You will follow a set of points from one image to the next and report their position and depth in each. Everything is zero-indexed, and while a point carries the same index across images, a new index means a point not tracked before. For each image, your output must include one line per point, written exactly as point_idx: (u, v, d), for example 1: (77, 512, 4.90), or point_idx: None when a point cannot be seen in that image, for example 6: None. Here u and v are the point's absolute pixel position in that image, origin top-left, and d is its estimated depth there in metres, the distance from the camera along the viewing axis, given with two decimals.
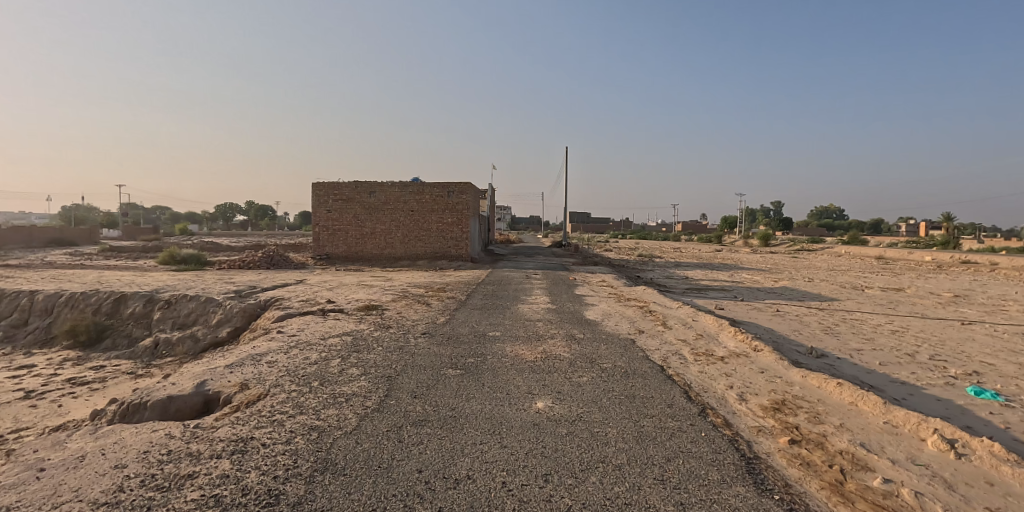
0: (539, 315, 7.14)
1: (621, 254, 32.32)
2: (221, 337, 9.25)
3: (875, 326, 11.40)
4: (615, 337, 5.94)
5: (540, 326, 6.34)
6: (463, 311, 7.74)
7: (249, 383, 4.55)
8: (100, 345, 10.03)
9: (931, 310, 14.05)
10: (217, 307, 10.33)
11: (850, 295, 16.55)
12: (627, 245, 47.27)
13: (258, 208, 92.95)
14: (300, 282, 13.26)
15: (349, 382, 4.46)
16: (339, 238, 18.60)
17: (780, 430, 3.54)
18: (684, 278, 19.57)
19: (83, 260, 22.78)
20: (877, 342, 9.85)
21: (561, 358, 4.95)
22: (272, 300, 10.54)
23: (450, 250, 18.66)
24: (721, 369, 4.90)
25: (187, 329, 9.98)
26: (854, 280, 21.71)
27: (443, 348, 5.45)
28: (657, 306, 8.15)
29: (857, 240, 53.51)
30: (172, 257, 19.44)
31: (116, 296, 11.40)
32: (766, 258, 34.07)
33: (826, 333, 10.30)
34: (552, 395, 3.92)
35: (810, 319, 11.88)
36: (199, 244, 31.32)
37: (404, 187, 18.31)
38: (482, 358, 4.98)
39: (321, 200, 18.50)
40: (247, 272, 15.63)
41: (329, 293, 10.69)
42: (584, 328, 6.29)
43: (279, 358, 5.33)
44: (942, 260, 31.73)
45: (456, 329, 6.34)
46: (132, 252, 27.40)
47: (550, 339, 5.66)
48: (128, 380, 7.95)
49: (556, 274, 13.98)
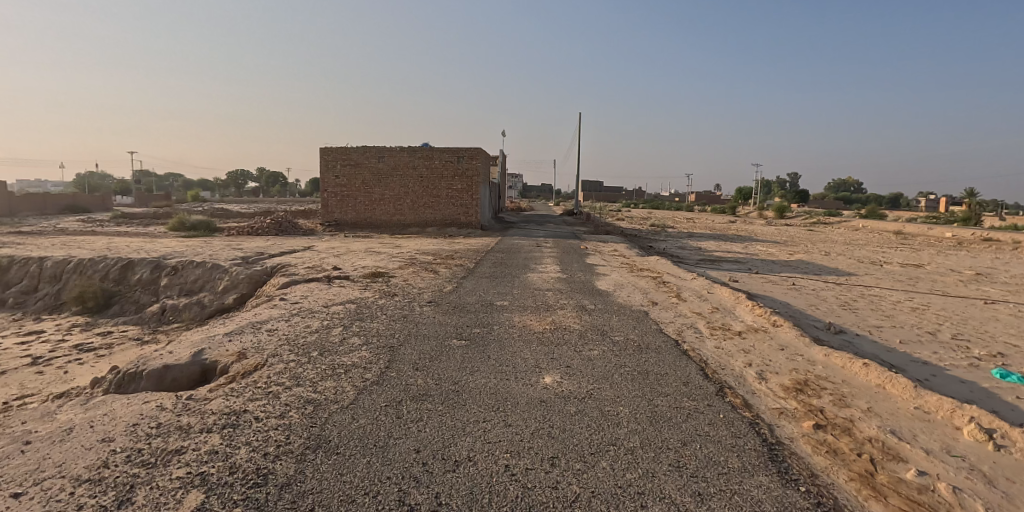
0: (549, 284, 6.91)
1: (633, 224, 31.74)
2: (227, 304, 9.19)
3: (895, 303, 11.07)
4: (627, 308, 5.70)
5: (551, 296, 6.11)
6: (471, 279, 7.51)
7: (246, 353, 4.46)
8: (108, 311, 10.06)
9: (954, 287, 13.64)
10: (224, 273, 10.25)
11: (869, 270, 16.08)
12: (640, 215, 46.57)
13: (269, 174, 92.65)
14: (308, 248, 13.14)
15: (350, 353, 4.33)
16: (348, 204, 18.38)
17: (803, 413, 3.32)
18: (697, 249, 19.14)
19: (93, 227, 22.94)
20: (897, 319, 9.56)
21: (571, 329, 4.73)
22: (279, 267, 10.43)
23: (459, 217, 18.35)
24: (739, 344, 4.66)
25: (194, 295, 9.94)
26: (873, 255, 21.09)
27: (449, 317, 5.27)
28: (671, 278, 7.85)
29: (876, 214, 52.12)
30: (181, 223, 19.44)
31: (124, 263, 11.38)
32: (782, 231, 33.28)
33: (845, 309, 9.98)
34: (560, 370, 3.71)
35: (827, 293, 11.56)
36: (211, 210, 31.35)
37: (413, 152, 17.91)
38: (489, 328, 4.80)
39: (328, 165, 18.17)
40: (255, 239, 15.53)
41: (336, 260, 10.56)
42: (595, 299, 6.06)
43: (280, 326, 5.21)
44: (964, 237, 30.84)
45: (463, 297, 6.15)
46: (144, 218, 27.48)
47: (559, 310, 5.44)
48: (135, 347, 7.97)
49: (566, 243, 13.69)
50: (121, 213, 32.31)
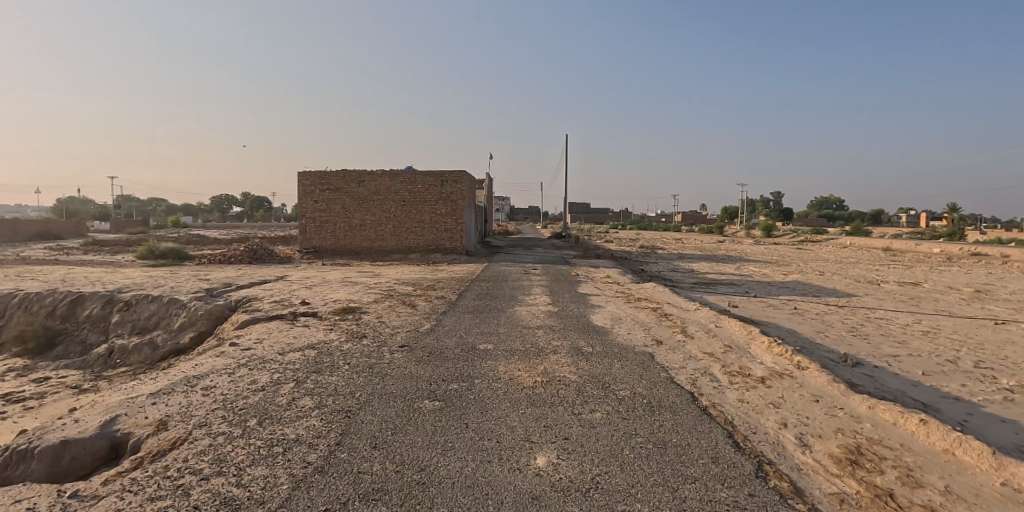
0: (539, 320, 6.15)
1: (622, 246, 31.24)
2: (182, 344, 8.28)
3: (905, 326, 10.51)
4: (629, 350, 4.94)
5: (541, 336, 5.33)
6: (451, 315, 6.72)
7: (168, 422, 3.67)
8: (50, 353, 9.05)
9: (959, 307, 13.16)
10: (181, 308, 9.32)
11: (867, 291, 15.60)
12: (627, 236, 46.31)
13: (253, 199, 91.44)
14: (281, 279, 12.28)
15: (296, 421, 3.52)
16: (327, 230, 17.59)
17: (870, 501, 2.57)
18: (690, 272, 18.59)
19: (58, 256, 21.56)
20: (911, 345, 8.96)
21: (567, 383, 3.95)
22: (243, 300, 9.53)
23: (444, 243, 17.60)
24: (766, 396, 3.92)
25: (147, 334, 9.00)
26: (868, 273, 20.75)
27: (422, 368, 4.46)
28: (672, 309, 7.13)
29: (862, 230, 52.53)
30: (150, 251, 18.39)
31: (73, 297, 10.39)
32: (772, 250, 32.99)
33: (854, 336, 9.37)
34: (556, 445, 2.94)
35: (832, 318, 10.96)
36: (187, 236, 30.12)
37: (395, 176, 17.28)
38: (468, 383, 4.00)
39: (307, 190, 17.46)
40: (226, 268, 14.58)
41: (307, 292, 9.71)
42: (591, 338, 5.30)
43: (220, 384, 4.39)
44: (953, 252, 30.83)
45: (440, 340, 5.34)
46: (114, 245, 26.11)
47: (551, 355, 4.66)
48: (70, 396, 6.99)
49: (556, 269, 13.01)
50: (92, 240, 31.07)
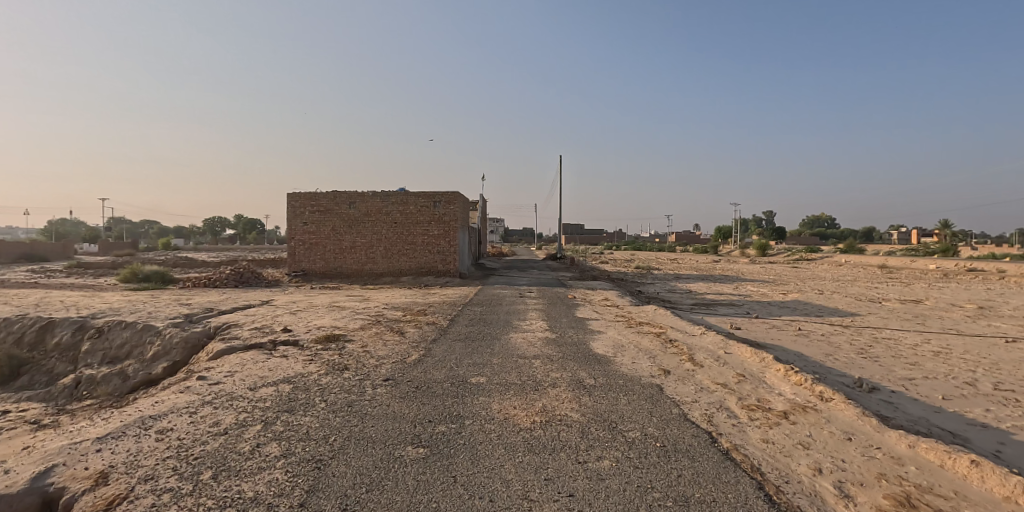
0: (535, 348, 5.70)
1: (617, 267, 30.93)
2: (154, 375, 7.73)
3: (915, 347, 10.12)
4: (635, 382, 4.50)
5: (538, 367, 4.88)
6: (441, 344, 6.26)
7: (110, 475, 3.18)
8: (12, 384, 8.44)
9: (966, 325, 12.81)
10: (156, 336, 8.75)
11: (870, 309, 15.24)
12: (622, 257, 46.06)
13: (245, 222, 90.84)
14: (265, 303, 11.77)
15: (258, 474, 3.03)
16: (316, 253, 17.15)
17: None
18: (688, 293, 18.23)
19: (37, 279, 20.82)
20: (925, 367, 8.56)
21: (569, 423, 3.50)
22: (222, 327, 9.00)
23: (437, 265, 17.16)
24: (793, 435, 3.49)
25: (117, 363, 8.44)
26: (867, 291, 20.45)
27: (408, 406, 4.00)
28: (677, 335, 6.70)
29: (856, 248, 52.62)
30: (133, 274, 17.81)
31: (43, 323, 9.81)
32: (768, 269, 32.78)
33: (865, 359, 8.96)
34: (559, 505, 2.48)
35: (839, 339, 10.57)
36: (174, 259, 29.47)
37: (386, 198, 16.96)
38: (458, 425, 3.53)
39: (296, 212, 17.11)
40: (209, 292, 14.04)
41: (291, 318, 9.22)
42: (593, 369, 4.86)
43: (179, 427, 3.90)
44: (949, 268, 30.72)
45: (428, 373, 4.89)
46: (98, 268, 25.44)
47: (550, 389, 4.21)
48: (25, 433, 6.40)
49: (552, 292, 12.57)
50: (76, 262, 30.30)
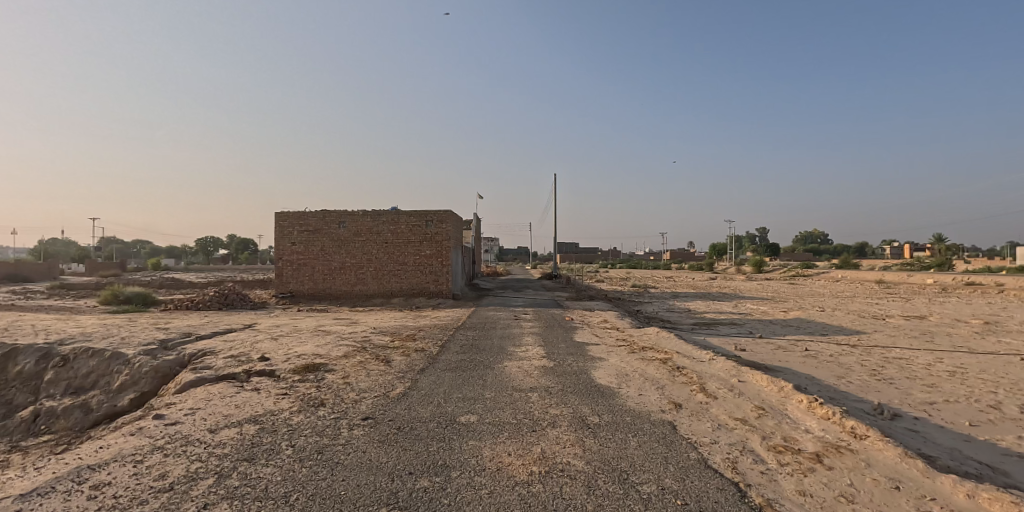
0: (532, 379, 5.20)
1: (614, 286, 30.54)
2: (119, 407, 7.11)
3: (929, 367, 9.67)
4: (644, 419, 4.01)
5: (535, 402, 4.38)
6: (429, 374, 5.74)
7: None
8: None
9: (976, 342, 12.40)
10: (124, 365, 8.13)
11: (875, 327, 14.81)
12: (618, 275, 45.62)
13: (238, 243, 89.95)
14: (247, 327, 11.19)
15: None
16: (304, 274, 16.62)
17: None
18: (687, 312, 17.78)
19: (14, 301, 20.06)
20: (943, 389, 8.11)
21: (572, 476, 2.98)
22: (197, 355, 8.41)
23: (429, 286, 16.64)
24: (833, 486, 3.00)
25: (81, 395, 7.81)
26: (869, 308, 20.08)
27: (386, 453, 3.47)
28: (684, 361, 6.21)
29: (851, 264, 52.63)
30: (113, 295, 17.15)
31: (5, 350, 9.17)
32: (766, 286, 32.45)
33: (879, 381, 8.50)
34: None
35: (849, 360, 10.11)
36: (161, 279, 28.73)
37: (377, 217, 16.54)
38: (443, 479, 3.01)
39: (284, 232, 16.67)
40: (190, 315, 13.42)
41: (271, 344, 8.66)
42: (597, 403, 4.36)
43: (118, 482, 3.34)
44: (948, 283, 30.50)
45: (412, 410, 4.37)
46: (81, 290, 24.66)
47: (549, 430, 3.71)
48: None
49: (548, 314, 12.08)
50: (59, 283, 29.43)
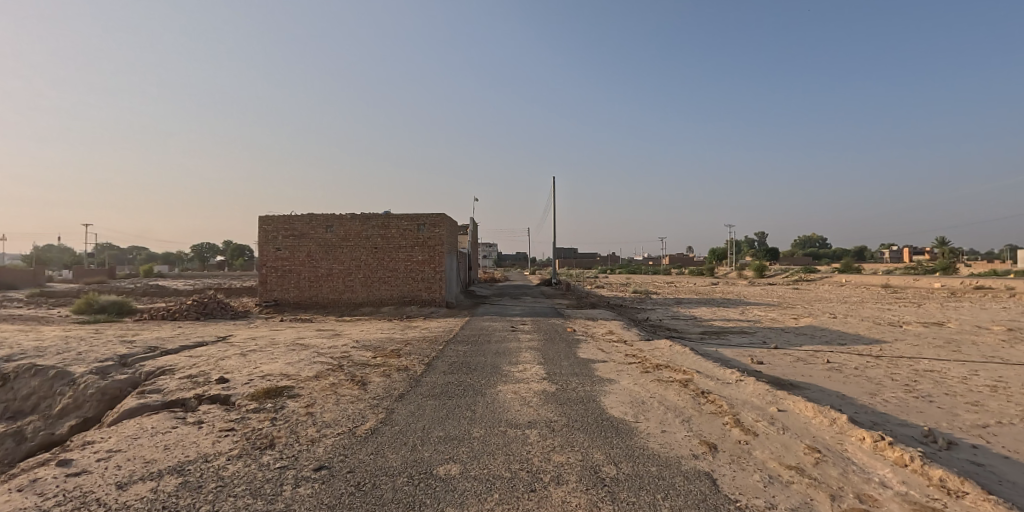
0: (529, 411, 4.30)
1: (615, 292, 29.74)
2: (54, 436, 6.17)
3: (969, 381, 8.80)
4: (675, 471, 3.10)
5: (533, 446, 3.47)
6: (408, 402, 4.84)
7: None
8: None
9: (1007, 351, 11.55)
10: (69, 385, 7.19)
11: (895, 335, 13.95)
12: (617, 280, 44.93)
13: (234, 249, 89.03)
14: (221, 340, 10.28)
15: None
16: (289, 281, 15.72)
17: None
18: (693, 320, 16.90)
19: None
20: (991, 408, 7.23)
21: None
22: (154, 373, 7.48)
23: (421, 294, 15.72)
24: None
25: (17, 420, 6.86)
26: (883, 314, 19.21)
27: None
28: (707, 383, 5.33)
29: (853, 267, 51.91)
30: (88, 304, 16.23)
31: None
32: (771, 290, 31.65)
33: (917, 398, 7.63)
34: None
35: (878, 374, 9.24)
36: (147, 286, 27.75)
37: (366, 220, 15.67)
38: None
39: (268, 237, 15.78)
40: (164, 326, 12.51)
41: (240, 361, 7.75)
42: (612, 447, 3.45)
43: None
44: (955, 286, 29.81)
45: (379, 457, 3.45)
46: (60, 298, 23.66)
47: (552, 492, 2.80)
48: None
49: (548, 324, 11.18)
50: (41, 290, 28.40)
